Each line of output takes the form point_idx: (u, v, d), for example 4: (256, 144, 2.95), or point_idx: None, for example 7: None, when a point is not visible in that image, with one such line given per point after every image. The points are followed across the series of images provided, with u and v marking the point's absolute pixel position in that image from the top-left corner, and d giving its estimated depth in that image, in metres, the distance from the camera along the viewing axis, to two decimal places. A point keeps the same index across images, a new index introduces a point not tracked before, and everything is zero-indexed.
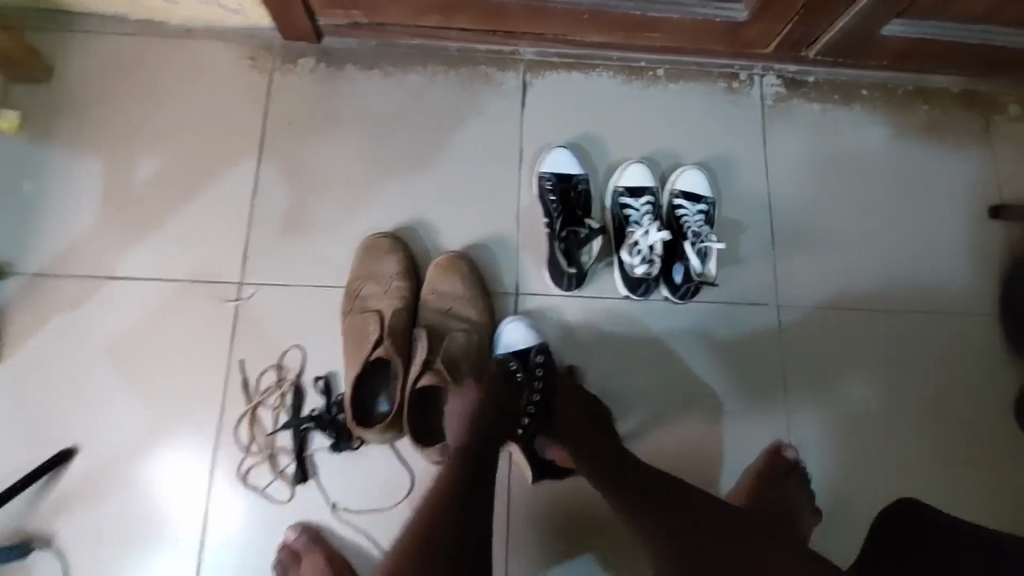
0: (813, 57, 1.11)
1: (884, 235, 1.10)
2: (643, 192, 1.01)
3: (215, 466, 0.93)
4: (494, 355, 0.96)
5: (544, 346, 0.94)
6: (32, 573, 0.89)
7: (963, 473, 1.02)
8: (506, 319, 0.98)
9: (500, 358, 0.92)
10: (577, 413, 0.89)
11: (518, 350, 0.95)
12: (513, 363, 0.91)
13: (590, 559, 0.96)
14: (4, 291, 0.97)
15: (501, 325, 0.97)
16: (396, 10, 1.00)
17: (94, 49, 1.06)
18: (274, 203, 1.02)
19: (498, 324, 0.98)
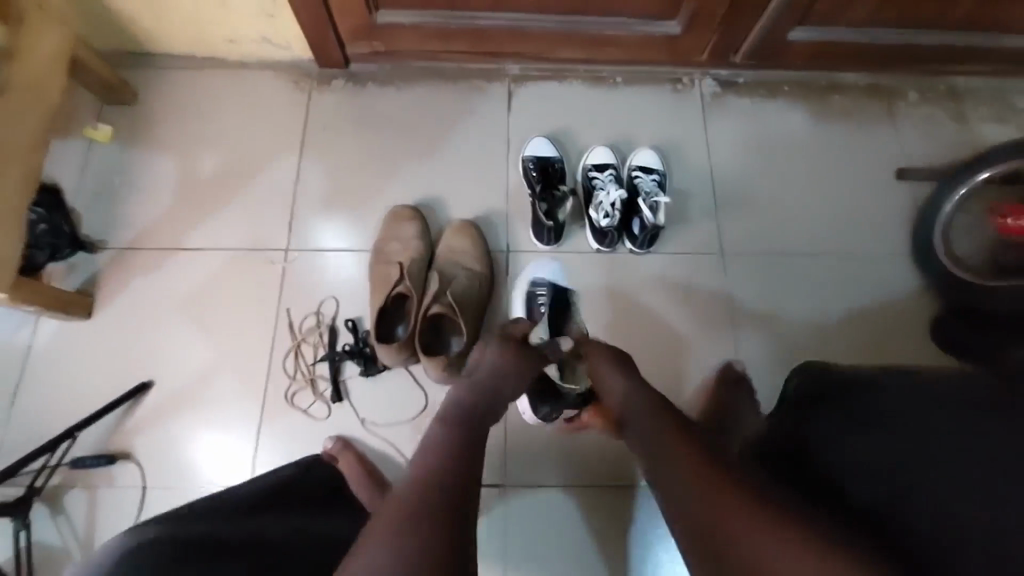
0: (740, 62, 1.39)
1: (811, 198, 1.34)
2: (607, 167, 1.26)
3: (266, 392, 1.14)
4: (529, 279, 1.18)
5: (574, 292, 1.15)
6: (113, 481, 1.07)
7: None
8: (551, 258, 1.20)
9: (534, 282, 1.15)
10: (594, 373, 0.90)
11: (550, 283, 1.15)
12: (541, 291, 1.14)
13: (557, 490, 1.13)
14: (98, 261, 1.21)
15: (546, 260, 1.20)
16: (408, 37, 1.30)
17: (172, 78, 1.36)
18: (314, 188, 1.28)
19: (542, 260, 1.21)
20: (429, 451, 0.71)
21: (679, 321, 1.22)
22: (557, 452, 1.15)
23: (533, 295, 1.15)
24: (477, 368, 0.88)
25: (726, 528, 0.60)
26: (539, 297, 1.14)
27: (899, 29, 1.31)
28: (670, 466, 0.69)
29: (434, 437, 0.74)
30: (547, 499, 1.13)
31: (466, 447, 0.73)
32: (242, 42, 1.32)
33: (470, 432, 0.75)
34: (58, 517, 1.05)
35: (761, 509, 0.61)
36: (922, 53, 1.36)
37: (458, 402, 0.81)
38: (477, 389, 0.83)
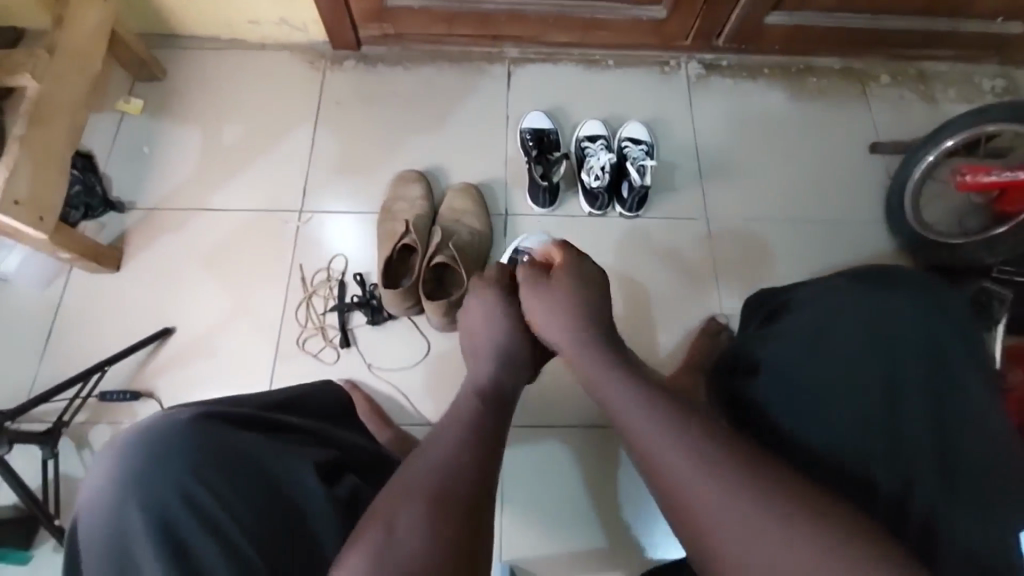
0: (723, 45, 1.50)
1: (790, 169, 1.43)
2: (598, 138, 1.36)
3: (280, 338, 1.22)
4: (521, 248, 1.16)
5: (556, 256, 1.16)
6: (136, 416, 1.15)
7: None
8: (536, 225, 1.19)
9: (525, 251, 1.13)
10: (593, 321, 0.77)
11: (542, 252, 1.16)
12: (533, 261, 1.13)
13: (555, 442, 1.18)
14: (127, 220, 1.31)
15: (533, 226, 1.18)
16: (415, 20, 1.42)
17: (198, 58, 1.47)
18: (326, 156, 1.38)
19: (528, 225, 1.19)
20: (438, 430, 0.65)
21: (667, 279, 1.30)
22: (551, 405, 1.20)
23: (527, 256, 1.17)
24: (481, 330, 0.80)
25: (717, 500, 0.56)
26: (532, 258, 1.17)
27: (867, 14, 1.42)
28: (641, 429, 0.62)
29: (461, 413, 0.68)
30: (543, 452, 1.17)
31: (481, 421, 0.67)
32: (263, 25, 1.44)
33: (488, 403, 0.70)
34: (82, 451, 1.12)
35: (767, 477, 0.57)
36: (891, 37, 1.47)
37: (490, 374, 0.75)
38: (506, 364, 0.77)
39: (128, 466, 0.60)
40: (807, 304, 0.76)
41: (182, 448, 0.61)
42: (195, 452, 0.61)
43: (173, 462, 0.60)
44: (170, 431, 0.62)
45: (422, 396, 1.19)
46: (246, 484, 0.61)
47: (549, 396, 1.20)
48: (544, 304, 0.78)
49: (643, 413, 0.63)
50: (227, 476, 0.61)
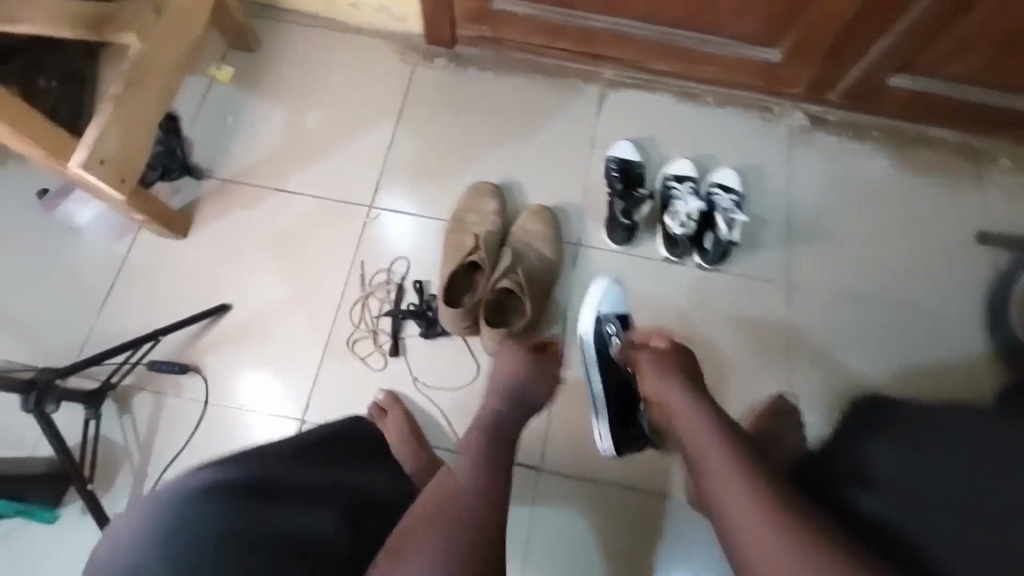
0: (834, 100, 1.40)
1: (885, 245, 1.33)
2: (687, 179, 1.28)
3: (330, 335, 1.20)
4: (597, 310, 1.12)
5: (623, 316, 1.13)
6: (181, 391, 1.15)
7: None
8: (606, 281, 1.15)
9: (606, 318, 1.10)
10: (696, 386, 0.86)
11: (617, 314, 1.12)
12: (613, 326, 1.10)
13: (593, 495, 1.13)
14: (200, 188, 1.31)
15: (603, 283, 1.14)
16: (516, 27, 1.36)
17: (293, 34, 1.45)
18: (404, 154, 1.35)
19: (601, 281, 1.15)
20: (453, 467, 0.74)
21: (734, 342, 1.23)
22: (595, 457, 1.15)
23: (603, 328, 1.10)
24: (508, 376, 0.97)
25: (786, 570, 0.60)
26: (609, 329, 1.09)
27: (1003, 93, 1.30)
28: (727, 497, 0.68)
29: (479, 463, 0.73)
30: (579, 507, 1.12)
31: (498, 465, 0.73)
32: (362, 9, 1.41)
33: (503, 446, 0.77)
34: (123, 415, 1.13)
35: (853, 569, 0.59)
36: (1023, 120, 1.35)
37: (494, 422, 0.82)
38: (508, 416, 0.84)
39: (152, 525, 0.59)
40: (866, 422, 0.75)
41: (196, 518, 0.59)
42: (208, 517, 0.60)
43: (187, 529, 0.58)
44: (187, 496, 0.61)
45: (463, 420, 1.15)
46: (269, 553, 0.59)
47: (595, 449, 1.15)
48: (656, 378, 0.86)
49: (735, 480, 0.69)
50: (236, 547, 0.58)
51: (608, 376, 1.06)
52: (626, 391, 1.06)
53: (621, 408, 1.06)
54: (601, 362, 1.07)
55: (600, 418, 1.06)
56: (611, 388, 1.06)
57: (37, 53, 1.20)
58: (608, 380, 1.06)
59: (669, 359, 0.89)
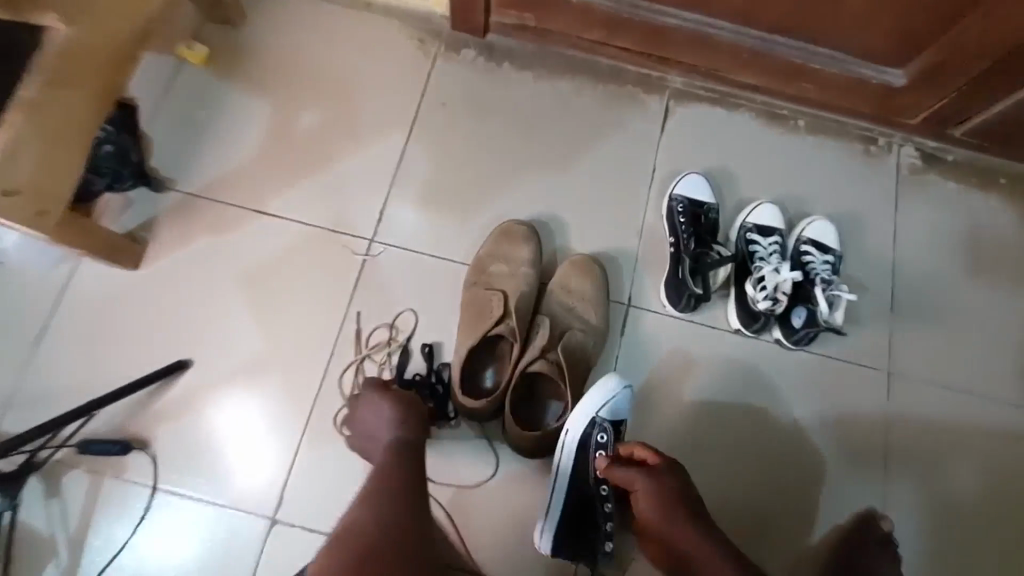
0: (959, 136, 1.12)
1: (1008, 327, 1.07)
2: (772, 233, 1.02)
3: (315, 408, 0.97)
4: (596, 412, 0.88)
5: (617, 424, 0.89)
6: (125, 471, 0.92)
7: None
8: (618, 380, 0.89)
9: (598, 424, 0.87)
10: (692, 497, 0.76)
11: (615, 418, 0.89)
12: (602, 435, 0.88)
13: None
14: (159, 205, 1.04)
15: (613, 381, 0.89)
16: (568, 18, 1.06)
17: (284, 5, 1.15)
18: (416, 173, 1.08)
19: (611, 377, 0.89)
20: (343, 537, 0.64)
21: (815, 444, 0.99)
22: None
23: (590, 434, 0.88)
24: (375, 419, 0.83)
25: None
26: (598, 439, 0.88)
27: None
28: None
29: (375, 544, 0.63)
30: None
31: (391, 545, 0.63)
32: None
33: (392, 505, 0.68)
34: (50, 499, 0.91)
35: None
36: None
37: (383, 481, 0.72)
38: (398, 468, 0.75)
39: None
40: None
41: None
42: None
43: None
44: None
45: (476, 524, 0.93)
46: None
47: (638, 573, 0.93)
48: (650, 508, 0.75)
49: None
50: None
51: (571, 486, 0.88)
52: (589, 504, 0.88)
53: (577, 519, 0.88)
54: (573, 470, 0.88)
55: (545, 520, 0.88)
56: (572, 498, 0.88)
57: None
58: (573, 487, 0.88)
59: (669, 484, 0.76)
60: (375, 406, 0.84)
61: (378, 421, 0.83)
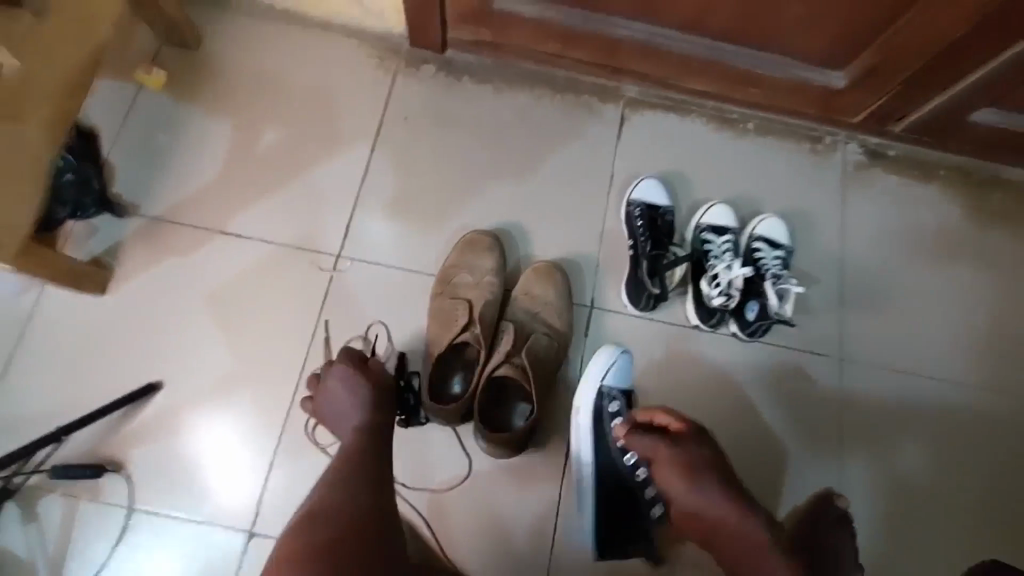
0: (899, 132, 1.17)
1: (953, 310, 1.13)
2: (725, 231, 1.07)
3: (287, 422, 0.98)
4: (603, 382, 0.94)
5: (626, 391, 0.95)
6: (98, 495, 0.93)
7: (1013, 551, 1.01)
8: (618, 348, 0.96)
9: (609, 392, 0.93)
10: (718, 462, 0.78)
11: (623, 387, 0.95)
12: (615, 403, 0.93)
13: None
14: (123, 229, 1.05)
15: (612, 350, 0.96)
16: (521, 33, 1.10)
17: (244, 29, 1.17)
18: (380, 188, 1.10)
19: (612, 346, 0.96)
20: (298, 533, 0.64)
21: (775, 432, 1.03)
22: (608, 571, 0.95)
23: (602, 406, 0.93)
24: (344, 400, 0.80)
25: None
26: (611, 408, 0.93)
27: None
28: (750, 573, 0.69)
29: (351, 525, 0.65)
30: None
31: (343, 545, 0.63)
32: (329, 3, 1.13)
33: (361, 485, 0.70)
34: (28, 524, 0.92)
35: None
36: None
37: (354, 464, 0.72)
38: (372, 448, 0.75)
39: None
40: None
41: None
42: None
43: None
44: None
45: (453, 525, 0.95)
46: None
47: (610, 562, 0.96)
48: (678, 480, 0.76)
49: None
50: None
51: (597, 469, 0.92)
52: (619, 480, 0.91)
53: (610, 499, 0.91)
54: (596, 451, 0.92)
55: (583, 512, 0.92)
56: (601, 481, 0.92)
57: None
58: (599, 467, 0.92)
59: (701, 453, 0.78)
60: (345, 389, 0.80)
61: (344, 401, 0.80)
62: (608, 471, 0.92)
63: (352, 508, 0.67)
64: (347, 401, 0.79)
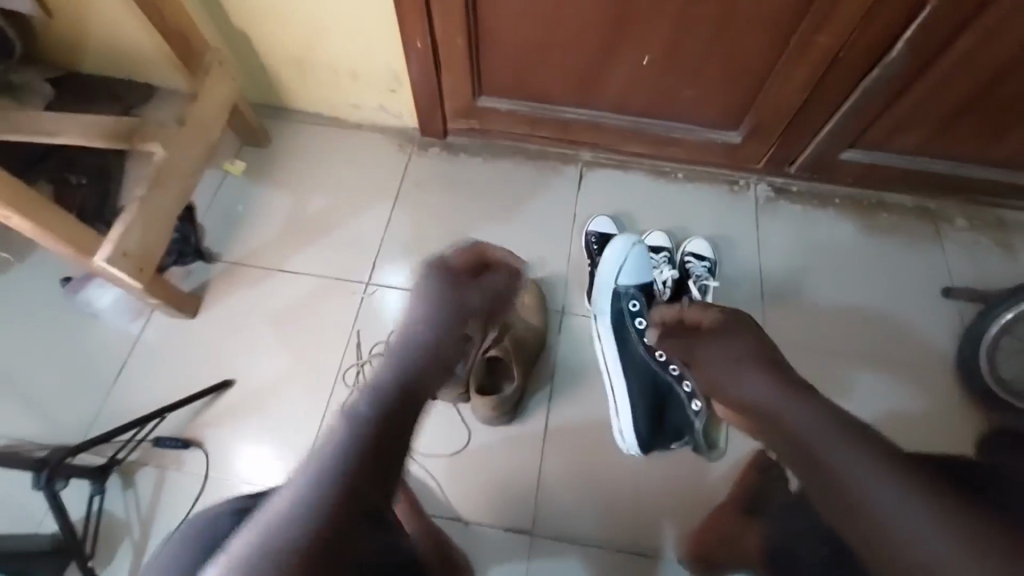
0: (794, 173, 1.52)
1: (853, 303, 1.42)
2: (661, 250, 1.40)
3: (329, 405, 1.27)
4: (619, 281, 1.26)
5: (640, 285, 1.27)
6: (184, 463, 1.20)
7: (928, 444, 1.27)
8: (626, 243, 1.28)
9: (627, 291, 1.24)
10: (758, 355, 0.84)
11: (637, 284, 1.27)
12: (634, 300, 1.24)
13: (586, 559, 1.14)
14: (210, 271, 1.41)
15: (621, 247, 1.28)
16: (499, 121, 1.51)
17: (301, 130, 1.61)
18: (400, 233, 1.47)
19: (621, 246, 1.28)
20: (344, 437, 0.65)
21: None
22: (584, 513, 1.18)
23: (624, 307, 1.24)
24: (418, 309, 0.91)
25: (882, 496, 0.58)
26: (632, 306, 1.24)
27: (951, 161, 1.41)
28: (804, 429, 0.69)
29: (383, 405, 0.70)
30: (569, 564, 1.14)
31: (382, 454, 0.65)
32: (364, 110, 1.58)
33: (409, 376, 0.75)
34: (127, 491, 1.18)
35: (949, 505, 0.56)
36: (974, 185, 1.45)
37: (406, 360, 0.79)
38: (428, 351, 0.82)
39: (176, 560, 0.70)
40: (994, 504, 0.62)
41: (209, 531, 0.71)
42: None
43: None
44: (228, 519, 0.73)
45: (457, 479, 1.20)
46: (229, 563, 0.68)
47: (584, 504, 1.18)
48: (726, 371, 0.85)
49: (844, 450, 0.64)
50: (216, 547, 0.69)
51: (631, 376, 1.20)
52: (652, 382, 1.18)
53: (645, 398, 1.17)
54: (626, 360, 1.21)
55: (623, 416, 1.18)
56: (635, 384, 1.19)
57: (60, 161, 1.41)
58: (632, 372, 1.20)
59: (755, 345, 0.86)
60: (422, 299, 0.93)
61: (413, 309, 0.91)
62: (641, 376, 1.19)
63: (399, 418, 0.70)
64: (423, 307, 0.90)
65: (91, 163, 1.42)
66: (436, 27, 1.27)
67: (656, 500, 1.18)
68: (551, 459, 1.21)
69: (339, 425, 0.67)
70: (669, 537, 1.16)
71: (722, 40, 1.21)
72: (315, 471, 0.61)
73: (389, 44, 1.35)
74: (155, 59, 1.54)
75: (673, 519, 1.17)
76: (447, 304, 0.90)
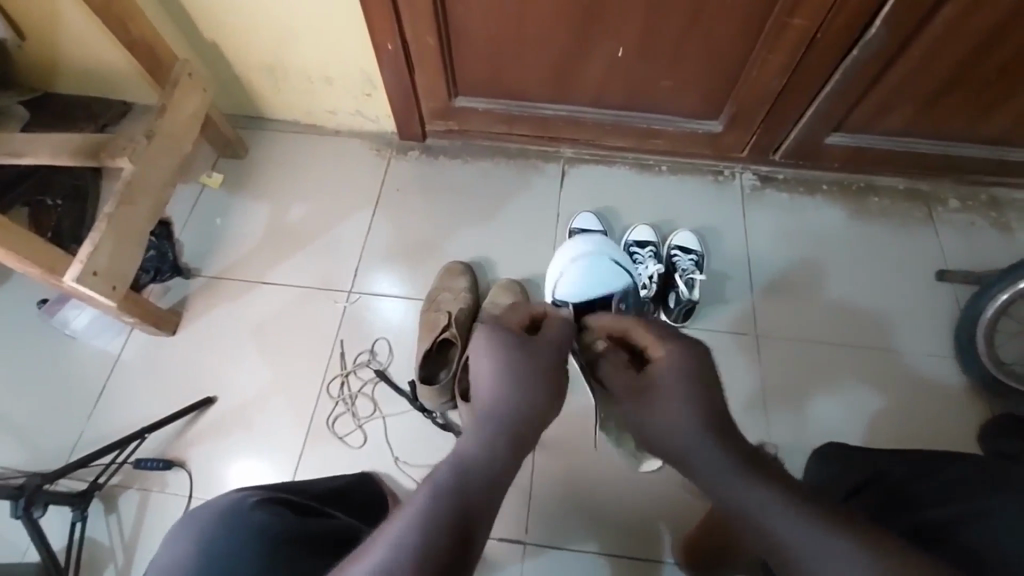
0: (779, 160, 1.49)
1: (845, 289, 1.39)
2: (648, 244, 1.38)
3: (314, 417, 1.25)
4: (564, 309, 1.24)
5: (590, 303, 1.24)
6: (168, 484, 1.18)
7: (932, 435, 1.23)
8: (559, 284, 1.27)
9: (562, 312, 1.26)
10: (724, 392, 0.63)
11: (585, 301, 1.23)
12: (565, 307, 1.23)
13: (582, 567, 1.12)
14: (190, 286, 1.39)
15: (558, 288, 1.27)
16: (478, 120, 1.48)
17: (278, 139, 1.59)
18: (381, 239, 1.45)
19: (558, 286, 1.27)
20: (424, 510, 0.50)
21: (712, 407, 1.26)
22: (577, 518, 1.15)
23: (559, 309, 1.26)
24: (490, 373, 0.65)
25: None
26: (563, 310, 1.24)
27: (938, 140, 1.37)
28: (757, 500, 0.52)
29: (469, 479, 0.54)
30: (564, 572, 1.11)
31: (468, 530, 0.50)
32: (340, 116, 1.56)
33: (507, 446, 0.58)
34: (110, 515, 1.16)
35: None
36: (965, 164, 1.42)
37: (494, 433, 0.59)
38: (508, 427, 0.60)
39: (180, 550, 0.73)
40: (991, 497, 0.59)
41: (237, 520, 0.74)
42: (253, 553, 0.71)
43: (242, 557, 0.71)
44: (240, 510, 0.76)
45: None
46: (275, 548, 0.72)
47: (576, 508, 1.16)
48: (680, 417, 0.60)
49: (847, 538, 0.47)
50: (261, 537, 0.73)
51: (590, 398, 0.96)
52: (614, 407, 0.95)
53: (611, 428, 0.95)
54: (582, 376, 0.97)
55: None
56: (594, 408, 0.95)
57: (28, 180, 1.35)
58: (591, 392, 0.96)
59: (689, 372, 0.64)
60: (511, 349, 0.67)
61: (481, 371, 0.66)
62: None
63: (492, 497, 0.53)
64: (490, 375, 0.64)
65: (60, 181, 1.38)
66: (406, 27, 1.24)
67: (650, 502, 1.16)
68: (543, 465, 1.19)
69: (420, 495, 0.51)
70: (663, 538, 1.13)
71: (696, 26, 1.18)
72: (388, 556, 0.46)
73: (360, 47, 1.33)
74: (126, 74, 1.51)
75: (666, 520, 1.15)
76: (537, 359, 0.67)
